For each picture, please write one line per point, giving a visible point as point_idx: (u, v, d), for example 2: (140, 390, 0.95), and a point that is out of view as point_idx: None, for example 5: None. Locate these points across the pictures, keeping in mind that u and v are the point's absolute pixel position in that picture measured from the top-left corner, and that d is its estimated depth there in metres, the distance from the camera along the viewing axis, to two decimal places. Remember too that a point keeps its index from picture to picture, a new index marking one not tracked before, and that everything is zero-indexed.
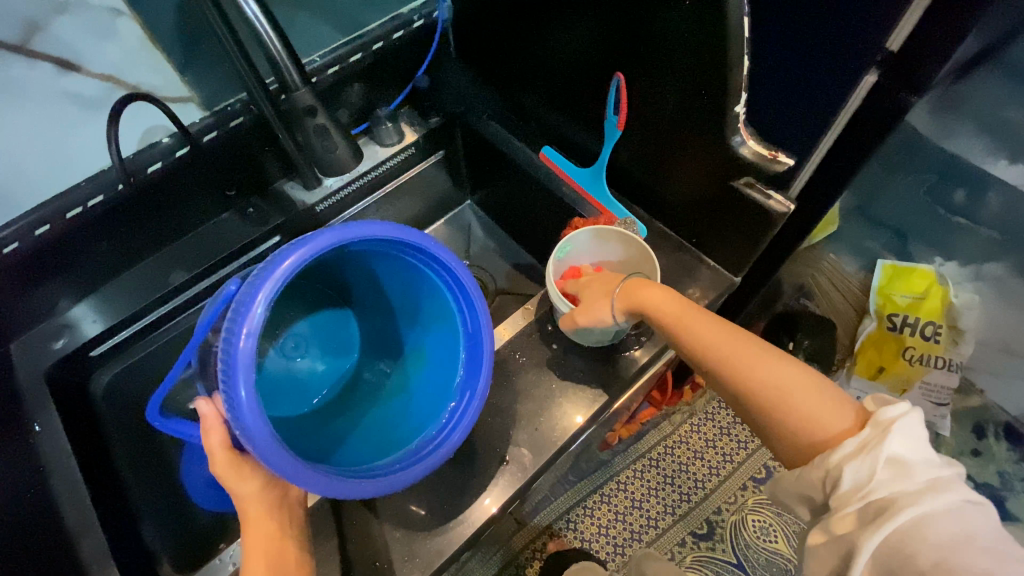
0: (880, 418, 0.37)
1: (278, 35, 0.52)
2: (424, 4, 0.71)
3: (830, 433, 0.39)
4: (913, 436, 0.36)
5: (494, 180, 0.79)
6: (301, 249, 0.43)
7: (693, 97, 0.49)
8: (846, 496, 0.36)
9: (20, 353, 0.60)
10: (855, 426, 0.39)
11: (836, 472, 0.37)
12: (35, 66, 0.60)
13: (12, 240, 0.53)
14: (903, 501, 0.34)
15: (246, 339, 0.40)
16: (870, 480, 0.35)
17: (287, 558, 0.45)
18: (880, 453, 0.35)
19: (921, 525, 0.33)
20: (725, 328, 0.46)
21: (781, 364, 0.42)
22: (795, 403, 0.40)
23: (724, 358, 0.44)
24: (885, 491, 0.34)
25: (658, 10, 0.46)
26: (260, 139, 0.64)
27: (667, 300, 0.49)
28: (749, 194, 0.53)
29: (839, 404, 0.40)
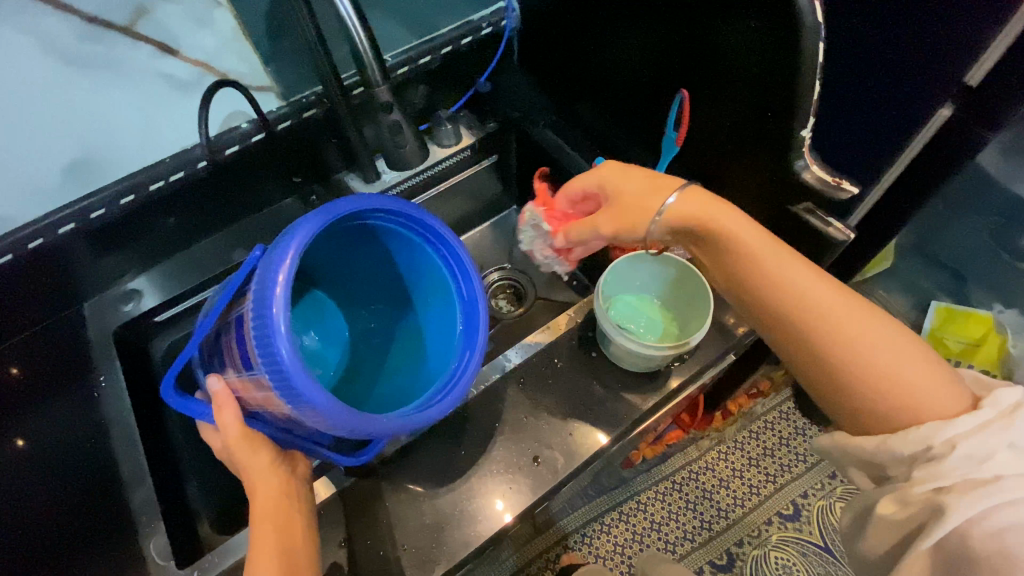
0: (1002, 401, 0.38)
1: (366, 33, 0.54)
2: (494, 13, 0.72)
3: (939, 411, 0.38)
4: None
5: (544, 187, 0.81)
6: (324, 213, 0.45)
7: (760, 117, 0.49)
8: (944, 471, 0.37)
9: (91, 311, 0.65)
10: (965, 403, 0.38)
11: (941, 445, 0.37)
12: (137, 46, 0.64)
13: (98, 206, 0.57)
14: (1010, 486, 0.35)
15: (281, 285, 0.41)
16: (983, 461, 0.36)
17: (295, 551, 0.45)
18: (995, 437, 0.36)
19: (1020, 503, 0.35)
20: (823, 279, 0.41)
21: (892, 331, 0.40)
22: (905, 373, 0.39)
23: (830, 318, 0.40)
24: (994, 474, 0.36)
25: (724, 30, 0.47)
26: (327, 131, 0.68)
27: (754, 235, 0.42)
28: (809, 221, 0.53)
29: (945, 381, 0.39)
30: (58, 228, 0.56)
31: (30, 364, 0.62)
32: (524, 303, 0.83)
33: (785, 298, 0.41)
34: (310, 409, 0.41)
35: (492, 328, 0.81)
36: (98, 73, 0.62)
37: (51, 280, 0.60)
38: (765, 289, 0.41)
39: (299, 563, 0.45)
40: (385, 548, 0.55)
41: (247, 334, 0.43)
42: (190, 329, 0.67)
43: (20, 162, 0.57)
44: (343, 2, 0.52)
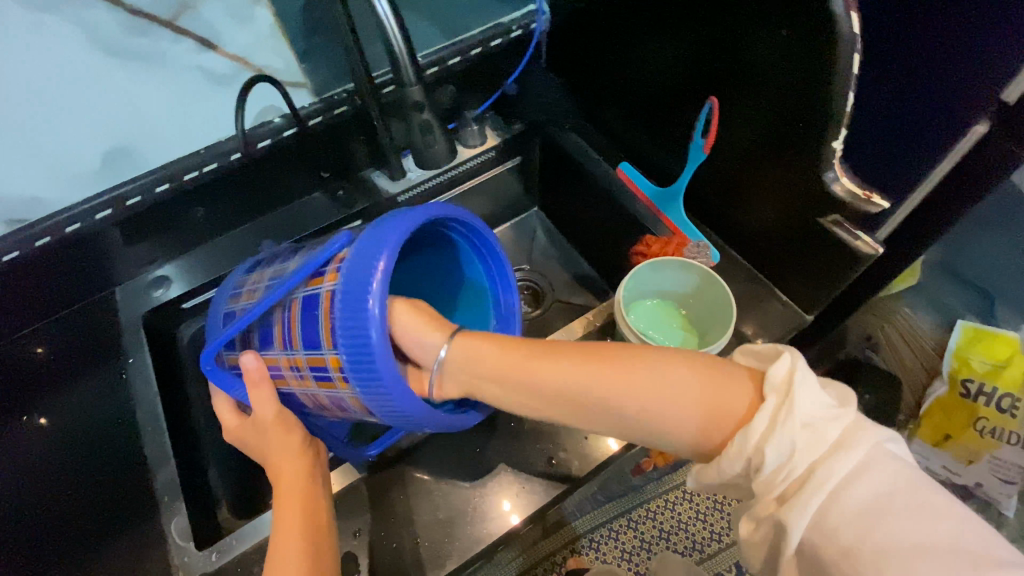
0: (776, 377, 0.36)
1: (401, 33, 0.55)
2: (524, 15, 0.73)
3: (713, 429, 0.38)
4: (811, 390, 0.35)
5: (566, 190, 0.81)
6: (422, 215, 0.45)
7: (788, 127, 0.49)
8: (771, 480, 0.34)
9: (122, 295, 0.67)
10: (754, 397, 0.37)
11: (756, 455, 0.35)
12: (177, 43, 0.57)
13: (135, 193, 0.60)
14: (824, 472, 0.33)
15: (380, 280, 0.41)
16: (789, 459, 0.34)
17: (318, 506, 0.47)
18: (801, 423, 0.34)
19: (844, 489, 0.33)
20: (634, 366, 0.40)
21: (668, 370, 0.39)
22: (675, 409, 0.38)
23: (631, 402, 0.39)
24: (805, 464, 0.34)
25: (751, 39, 0.48)
26: (357, 129, 0.69)
27: (500, 355, 0.45)
28: (835, 233, 0.52)
29: (717, 385, 0.38)
30: (96, 214, 0.59)
31: (55, 345, 0.64)
32: (541, 305, 0.84)
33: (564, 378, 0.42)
34: (389, 404, 0.41)
35: None
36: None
37: (85, 264, 0.63)
38: (564, 380, 0.42)
39: (319, 516, 0.46)
40: (399, 540, 0.56)
41: (327, 320, 0.42)
42: None
43: (56, 147, 0.56)
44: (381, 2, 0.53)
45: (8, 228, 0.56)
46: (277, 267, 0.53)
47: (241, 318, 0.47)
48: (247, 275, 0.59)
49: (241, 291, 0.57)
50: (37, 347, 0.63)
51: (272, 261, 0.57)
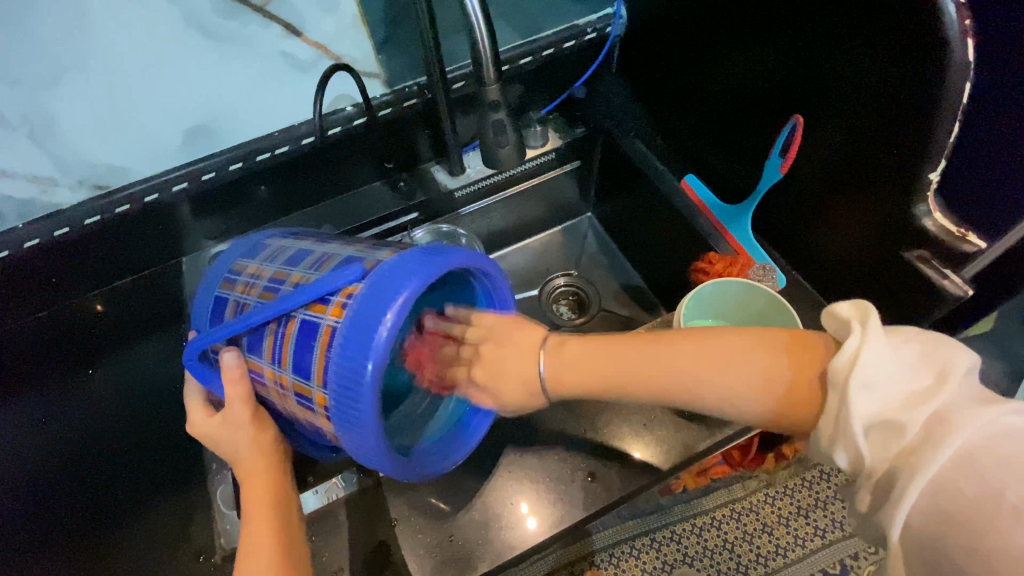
0: (835, 368, 0.33)
1: (488, 32, 0.53)
2: (602, 18, 0.73)
3: (760, 391, 0.37)
4: (879, 360, 0.32)
5: (623, 198, 0.79)
6: (441, 266, 0.43)
7: (879, 154, 0.48)
8: (876, 456, 0.31)
9: (188, 266, 0.70)
10: (818, 376, 0.35)
11: (838, 441, 0.32)
12: (268, 27, 0.56)
13: (210, 169, 0.63)
14: (906, 469, 0.30)
15: (383, 333, 0.40)
16: (901, 426, 0.31)
17: (289, 522, 0.45)
18: (867, 413, 0.31)
19: (969, 458, 0.29)
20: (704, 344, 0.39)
21: (729, 351, 0.38)
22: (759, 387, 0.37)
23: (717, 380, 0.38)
24: (889, 457, 0.31)
25: (834, 54, 0.48)
26: (424, 122, 0.71)
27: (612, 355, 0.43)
28: (921, 270, 0.49)
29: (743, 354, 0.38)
30: (173, 185, 0.62)
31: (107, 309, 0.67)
32: (588, 312, 0.81)
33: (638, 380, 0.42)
34: (360, 447, 0.42)
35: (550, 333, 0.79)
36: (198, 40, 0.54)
37: (156, 232, 0.66)
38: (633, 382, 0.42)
39: (291, 533, 0.45)
40: (428, 535, 0.55)
41: (326, 351, 0.42)
42: None
43: (140, 120, 0.57)
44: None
45: (93, 192, 0.60)
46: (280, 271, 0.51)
47: (234, 322, 0.45)
48: (245, 259, 0.56)
49: (238, 278, 0.54)
50: (97, 304, 0.67)
51: (275, 257, 0.54)
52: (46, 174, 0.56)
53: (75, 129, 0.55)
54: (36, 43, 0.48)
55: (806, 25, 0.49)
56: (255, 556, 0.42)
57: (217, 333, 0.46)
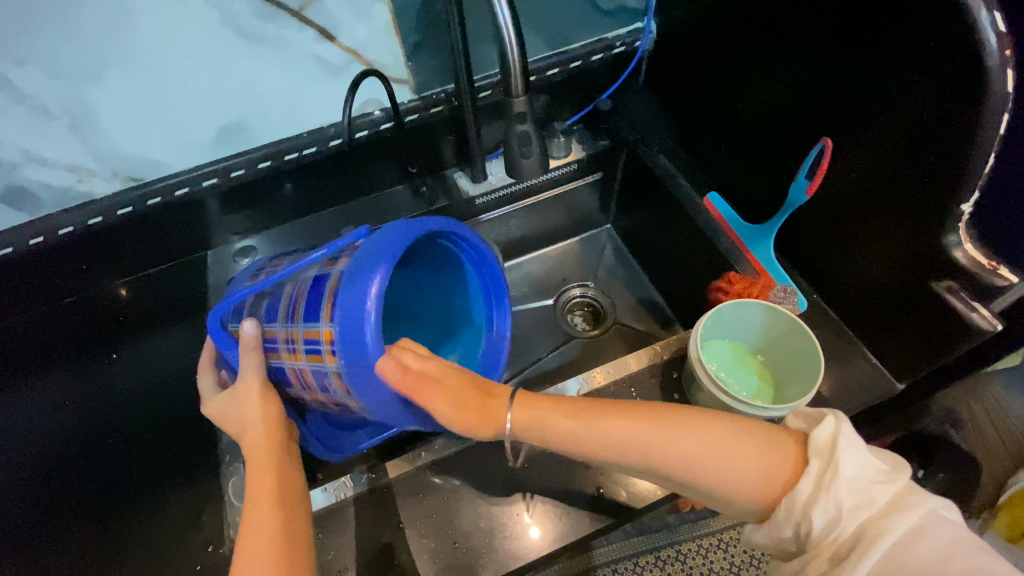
0: (819, 443, 0.41)
1: (519, 44, 0.54)
2: (631, 32, 0.73)
3: (759, 487, 0.42)
4: (855, 450, 0.39)
5: (644, 212, 0.79)
6: (429, 223, 0.44)
7: (908, 180, 0.47)
8: (820, 536, 0.38)
9: (213, 259, 0.72)
10: (798, 460, 0.42)
11: (806, 517, 0.39)
12: (302, 31, 0.57)
13: (240, 166, 0.65)
14: (875, 531, 0.37)
15: (377, 280, 0.39)
16: (840, 514, 0.38)
17: (294, 495, 0.46)
18: (847, 487, 0.38)
19: (910, 545, 0.36)
20: (688, 431, 0.44)
21: (712, 433, 0.44)
22: (744, 476, 0.42)
23: (703, 465, 0.43)
24: (855, 523, 0.37)
25: (867, 78, 0.48)
26: (450, 129, 0.72)
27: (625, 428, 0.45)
28: (947, 300, 0.48)
29: (764, 454, 0.42)
30: (203, 181, 0.64)
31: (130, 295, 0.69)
32: (602, 325, 0.81)
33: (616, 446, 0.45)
34: (369, 399, 0.41)
35: (563, 343, 0.79)
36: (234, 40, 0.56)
37: (184, 225, 0.68)
38: (619, 438, 0.45)
39: (297, 505, 0.45)
40: (433, 540, 0.55)
41: (324, 306, 0.42)
42: None
43: (176, 116, 0.59)
44: (503, 9, 0.52)
45: (128, 184, 0.62)
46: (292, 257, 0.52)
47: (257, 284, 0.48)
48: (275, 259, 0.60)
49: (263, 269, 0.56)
50: (121, 289, 0.68)
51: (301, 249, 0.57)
52: (84, 164, 0.58)
53: (114, 122, 0.57)
54: (82, 39, 0.50)
55: (840, 49, 0.49)
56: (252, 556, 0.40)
57: (235, 299, 0.49)
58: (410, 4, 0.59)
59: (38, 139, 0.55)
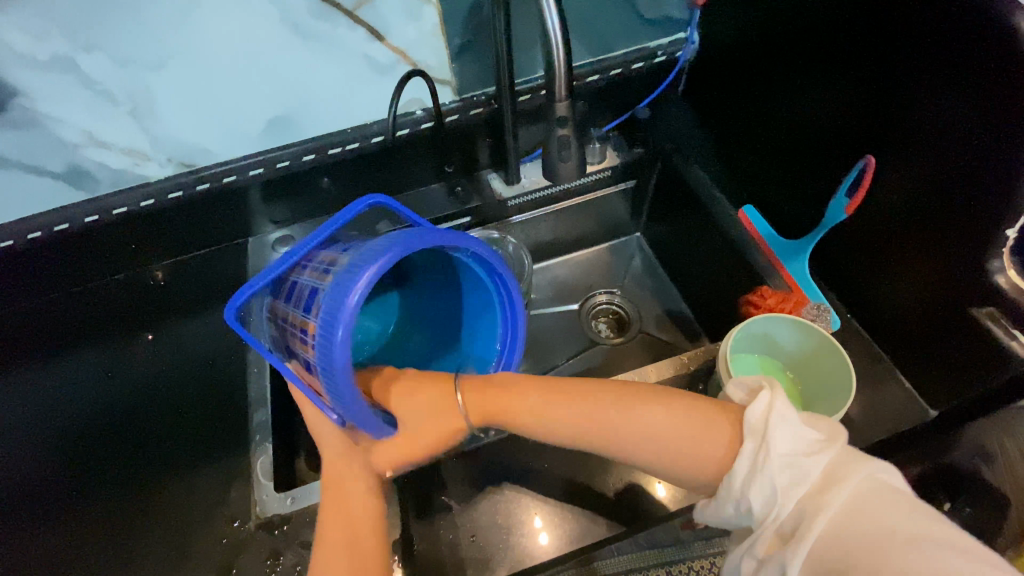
0: (752, 422, 0.39)
1: (565, 50, 0.55)
2: (673, 42, 0.73)
3: (712, 464, 0.40)
4: (787, 427, 0.38)
5: (676, 222, 0.79)
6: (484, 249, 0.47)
7: (954, 204, 0.47)
8: (761, 519, 0.36)
9: (253, 246, 0.74)
10: (735, 439, 0.40)
11: (744, 494, 0.37)
12: (354, 31, 0.59)
13: (286, 158, 0.67)
14: (811, 512, 0.35)
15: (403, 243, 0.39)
16: (775, 494, 0.36)
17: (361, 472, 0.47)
18: (782, 462, 0.36)
19: (846, 520, 0.34)
20: (631, 412, 0.44)
21: (656, 413, 0.43)
22: (683, 453, 0.42)
23: (645, 442, 0.43)
24: (794, 502, 0.35)
25: (916, 97, 0.47)
26: (488, 130, 0.74)
27: (572, 414, 0.45)
28: (988, 328, 0.47)
29: (711, 435, 0.41)
30: (249, 171, 0.67)
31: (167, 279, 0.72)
32: (627, 333, 0.81)
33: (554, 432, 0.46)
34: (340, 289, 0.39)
35: (587, 349, 0.79)
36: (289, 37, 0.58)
37: (229, 212, 0.70)
38: (571, 430, 0.45)
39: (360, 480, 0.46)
40: (451, 532, 0.56)
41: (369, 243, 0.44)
42: None
43: (229, 107, 0.61)
44: (552, 16, 0.53)
45: (179, 169, 0.65)
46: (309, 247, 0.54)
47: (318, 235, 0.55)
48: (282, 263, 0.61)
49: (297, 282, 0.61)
50: (157, 274, 0.71)
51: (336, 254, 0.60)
52: (141, 149, 0.61)
53: (171, 110, 0.59)
54: (148, 27, 0.53)
55: (890, 68, 0.49)
56: (332, 551, 0.42)
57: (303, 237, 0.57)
58: (459, 7, 0.61)
59: (100, 123, 0.58)
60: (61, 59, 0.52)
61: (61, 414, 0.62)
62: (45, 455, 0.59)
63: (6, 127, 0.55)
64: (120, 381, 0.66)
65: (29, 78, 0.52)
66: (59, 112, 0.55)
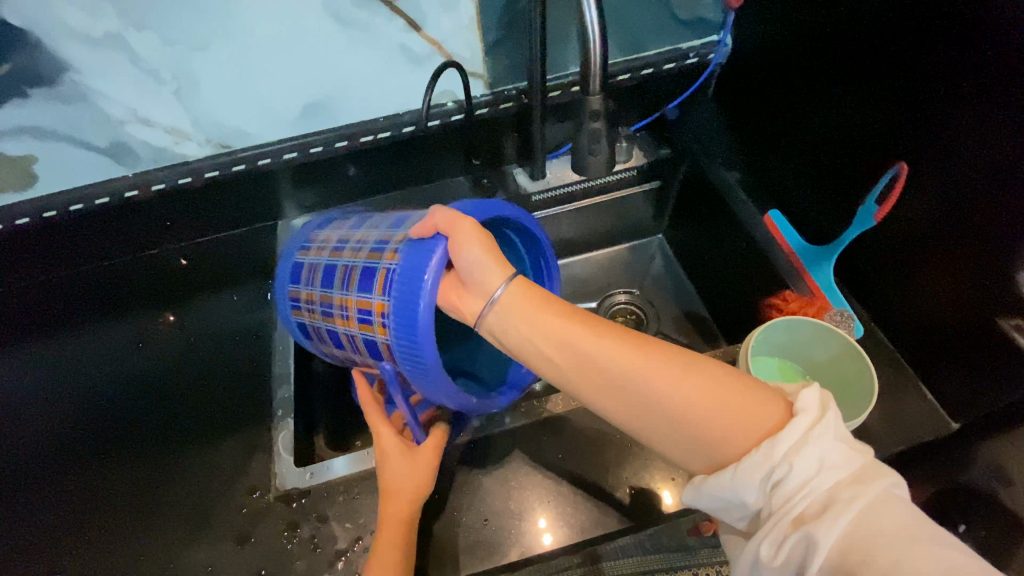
0: (805, 402, 0.37)
1: (599, 45, 0.56)
2: (706, 44, 0.73)
3: (759, 431, 0.37)
4: (838, 417, 0.37)
5: (699, 224, 0.79)
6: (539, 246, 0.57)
7: (987, 214, 0.47)
8: (791, 496, 0.34)
9: (281, 229, 0.76)
10: (783, 415, 0.38)
11: (785, 464, 0.35)
12: (391, 20, 0.60)
13: (318, 144, 0.69)
14: (847, 496, 0.33)
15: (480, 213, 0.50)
16: (815, 474, 0.34)
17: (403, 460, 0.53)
18: (830, 443, 0.35)
19: (876, 511, 0.33)
20: (673, 361, 0.40)
21: (698, 370, 0.40)
22: (724, 421, 0.38)
23: (673, 391, 0.39)
24: (829, 485, 0.34)
25: (955, 106, 0.47)
26: (516, 125, 0.75)
27: (611, 332, 0.42)
28: (1016, 339, 0.47)
29: (756, 407, 0.38)
30: (282, 154, 0.69)
31: (197, 257, 0.74)
32: (644, 333, 0.81)
33: (604, 350, 0.41)
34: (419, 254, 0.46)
35: None
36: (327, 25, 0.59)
37: (261, 194, 0.72)
38: (613, 351, 0.41)
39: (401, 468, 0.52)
40: (463, 516, 0.56)
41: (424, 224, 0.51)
42: None
43: (266, 90, 0.63)
44: (588, 11, 0.54)
45: (216, 150, 0.67)
46: (340, 234, 0.59)
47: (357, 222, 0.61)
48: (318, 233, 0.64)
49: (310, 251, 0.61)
50: (181, 259, 0.73)
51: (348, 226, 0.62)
52: (182, 128, 0.63)
53: (212, 91, 0.61)
54: (195, 9, 0.54)
55: (928, 75, 0.49)
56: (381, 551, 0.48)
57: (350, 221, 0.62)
58: (496, 1, 0.62)
59: (145, 102, 0.60)
60: (112, 37, 0.54)
61: (95, 380, 0.65)
62: (78, 419, 0.62)
63: (56, 102, 0.57)
64: (150, 352, 0.68)
65: (80, 55, 0.54)
66: (106, 89, 0.57)
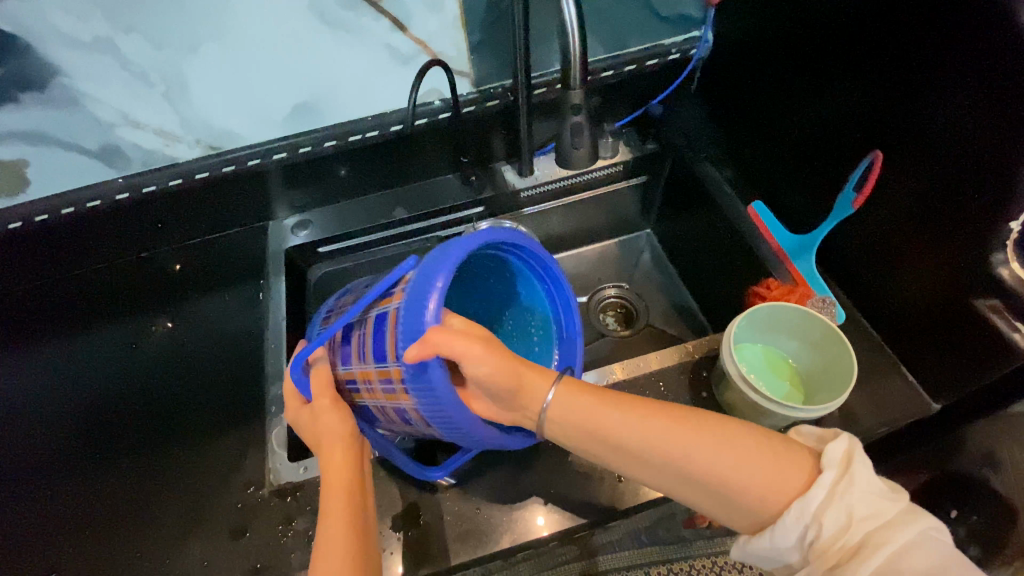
0: (833, 457, 0.40)
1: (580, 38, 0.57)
2: (687, 40, 0.74)
3: (791, 487, 0.40)
4: (864, 469, 0.39)
5: (686, 217, 0.80)
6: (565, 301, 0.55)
7: (959, 196, 0.48)
8: (828, 548, 0.37)
9: (273, 229, 0.77)
10: (812, 470, 0.40)
11: (817, 521, 0.38)
12: (376, 20, 0.61)
13: (308, 143, 0.70)
14: (878, 540, 0.36)
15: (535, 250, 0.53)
16: (847, 526, 0.37)
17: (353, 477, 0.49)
18: (860, 494, 0.38)
19: (905, 555, 0.36)
20: (703, 427, 0.43)
21: (728, 432, 0.42)
22: (757, 478, 0.40)
23: (713, 457, 0.41)
24: (861, 533, 0.37)
25: (926, 93, 0.48)
26: (503, 122, 0.76)
27: (661, 420, 0.43)
28: (992, 319, 0.48)
29: (785, 464, 0.41)
30: (273, 155, 0.70)
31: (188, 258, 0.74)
32: (634, 326, 0.82)
33: (648, 441, 0.43)
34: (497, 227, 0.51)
35: (594, 341, 0.80)
36: (312, 25, 0.60)
37: (250, 194, 0.73)
38: (658, 427, 0.43)
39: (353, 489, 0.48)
40: (457, 505, 0.57)
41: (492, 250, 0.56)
42: (346, 266, 0.78)
43: (255, 90, 0.64)
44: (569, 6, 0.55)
45: (206, 152, 0.67)
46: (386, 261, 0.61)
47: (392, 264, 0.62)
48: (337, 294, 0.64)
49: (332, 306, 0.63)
50: (176, 264, 0.74)
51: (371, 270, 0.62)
52: (172, 131, 0.64)
53: (201, 93, 0.62)
54: (182, 11, 0.55)
55: (900, 65, 0.50)
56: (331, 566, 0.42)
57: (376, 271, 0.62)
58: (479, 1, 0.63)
59: (135, 105, 0.60)
60: (100, 40, 0.55)
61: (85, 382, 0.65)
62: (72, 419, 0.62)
63: (47, 107, 0.57)
64: (142, 352, 0.68)
65: (70, 59, 0.55)
66: (96, 92, 0.58)
